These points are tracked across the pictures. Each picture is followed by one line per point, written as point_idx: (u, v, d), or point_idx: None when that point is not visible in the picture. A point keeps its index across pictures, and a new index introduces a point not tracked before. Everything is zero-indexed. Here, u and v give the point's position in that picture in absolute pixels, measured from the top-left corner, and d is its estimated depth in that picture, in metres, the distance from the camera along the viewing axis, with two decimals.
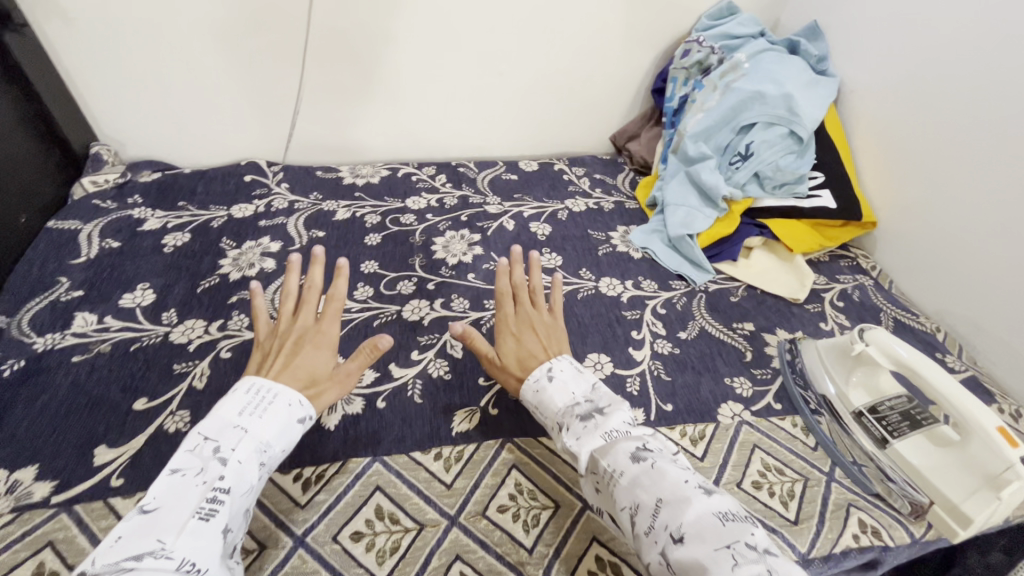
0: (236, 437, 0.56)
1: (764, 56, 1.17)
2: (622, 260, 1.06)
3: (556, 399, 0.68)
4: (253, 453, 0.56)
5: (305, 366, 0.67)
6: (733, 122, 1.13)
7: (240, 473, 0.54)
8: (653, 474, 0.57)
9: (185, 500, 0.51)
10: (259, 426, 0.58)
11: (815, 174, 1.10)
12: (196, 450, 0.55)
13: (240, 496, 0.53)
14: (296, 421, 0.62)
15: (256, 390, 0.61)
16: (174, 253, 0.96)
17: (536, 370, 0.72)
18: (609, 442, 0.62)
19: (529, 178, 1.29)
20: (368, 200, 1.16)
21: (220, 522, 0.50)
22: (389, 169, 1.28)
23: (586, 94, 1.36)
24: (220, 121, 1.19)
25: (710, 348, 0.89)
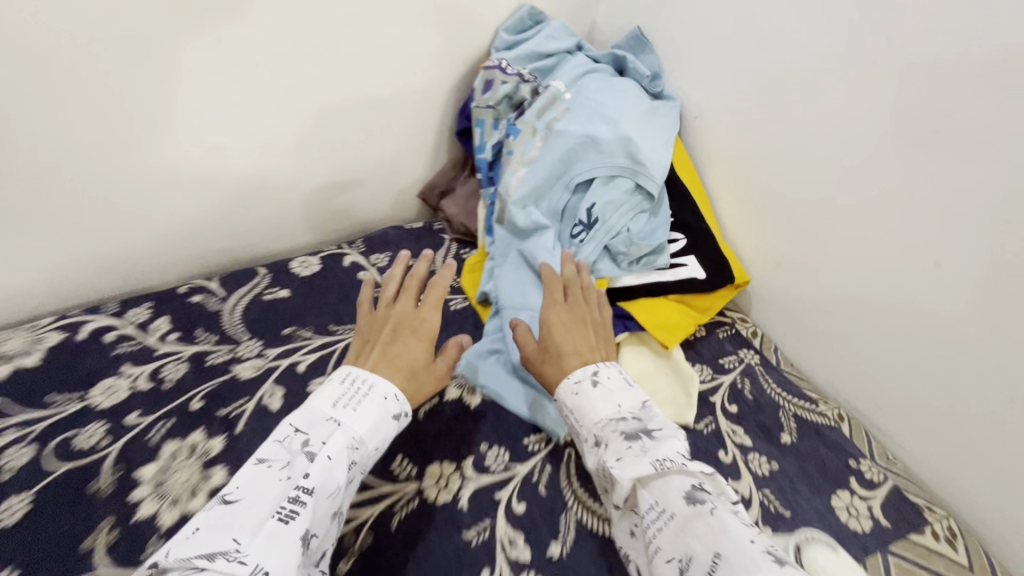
0: (328, 431, 0.55)
1: (587, 82, 0.90)
2: (455, 419, 0.73)
3: (597, 409, 0.63)
4: (343, 450, 0.54)
5: (402, 362, 0.64)
6: (567, 176, 0.84)
7: (326, 471, 0.52)
8: (710, 523, 0.51)
9: (268, 493, 0.50)
10: (351, 420, 0.56)
11: (677, 236, 0.87)
12: (286, 441, 0.54)
13: (321, 496, 0.51)
14: (390, 416, 0.60)
15: (351, 379, 0.60)
16: None
17: (579, 372, 0.66)
18: (657, 472, 0.56)
19: (307, 291, 0.88)
20: (13, 412, 0.67)
21: (301, 524, 0.48)
22: (58, 328, 0.77)
23: (369, 148, 0.96)
24: None
25: (596, 566, 0.62)
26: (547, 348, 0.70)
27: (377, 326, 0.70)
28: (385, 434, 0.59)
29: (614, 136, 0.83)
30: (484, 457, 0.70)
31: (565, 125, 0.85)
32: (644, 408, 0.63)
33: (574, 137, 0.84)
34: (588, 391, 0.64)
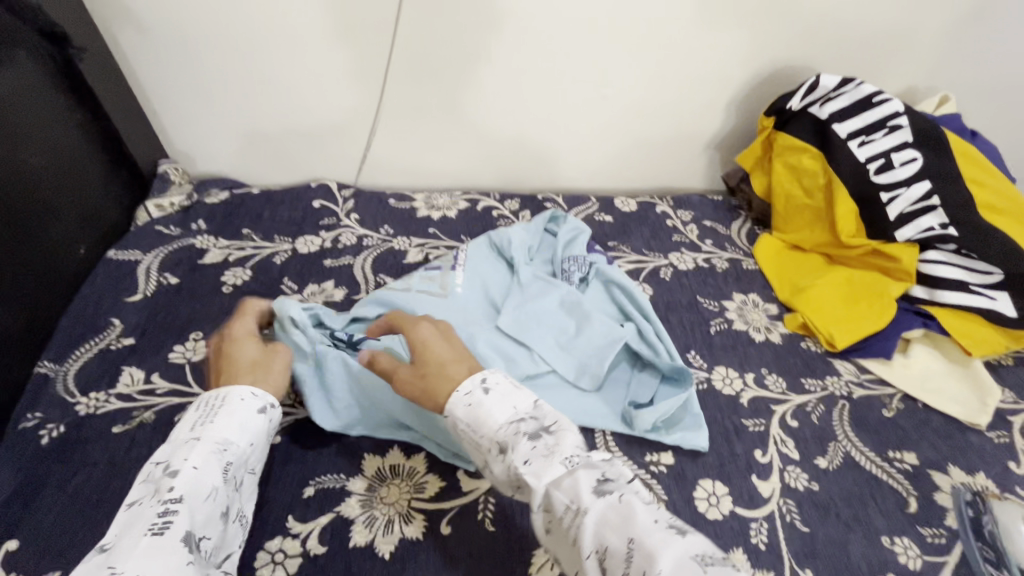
0: (188, 448, 0.54)
1: (525, 269, 0.89)
2: (740, 344, 0.87)
3: (494, 415, 0.54)
4: (209, 456, 0.54)
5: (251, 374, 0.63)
6: (540, 334, 0.79)
7: (195, 478, 0.52)
8: (620, 510, 0.46)
9: (140, 521, 0.48)
10: (210, 432, 0.56)
11: (993, 271, 0.84)
12: (151, 478, 0.52)
13: (198, 501, 0.51)
14: (256, 411, 0.59)
15: (208, 402, 0.59)
16: (233, 295, 0.88)
17: (466, 382, 0.57)
18: (567, 472, 0.49)
19: (626, 220, 1.10)
20: (442, 239, 1.04)
21: (180, 529, 0.49)
22: (468, 200, 1.13)
23: (702, 127, 1.15)
24: (296, 142, 1.12)
25: (863, 489, 0.69)
26: (426, 373, 0.59)
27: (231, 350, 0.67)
28: (257, 430, 0.59)
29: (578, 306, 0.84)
30: (764, 378, 0.82)
31: (483, 275, 0.88)
32: (539, 406, 0.56)
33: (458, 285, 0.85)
34: (480, 399, 0.55)
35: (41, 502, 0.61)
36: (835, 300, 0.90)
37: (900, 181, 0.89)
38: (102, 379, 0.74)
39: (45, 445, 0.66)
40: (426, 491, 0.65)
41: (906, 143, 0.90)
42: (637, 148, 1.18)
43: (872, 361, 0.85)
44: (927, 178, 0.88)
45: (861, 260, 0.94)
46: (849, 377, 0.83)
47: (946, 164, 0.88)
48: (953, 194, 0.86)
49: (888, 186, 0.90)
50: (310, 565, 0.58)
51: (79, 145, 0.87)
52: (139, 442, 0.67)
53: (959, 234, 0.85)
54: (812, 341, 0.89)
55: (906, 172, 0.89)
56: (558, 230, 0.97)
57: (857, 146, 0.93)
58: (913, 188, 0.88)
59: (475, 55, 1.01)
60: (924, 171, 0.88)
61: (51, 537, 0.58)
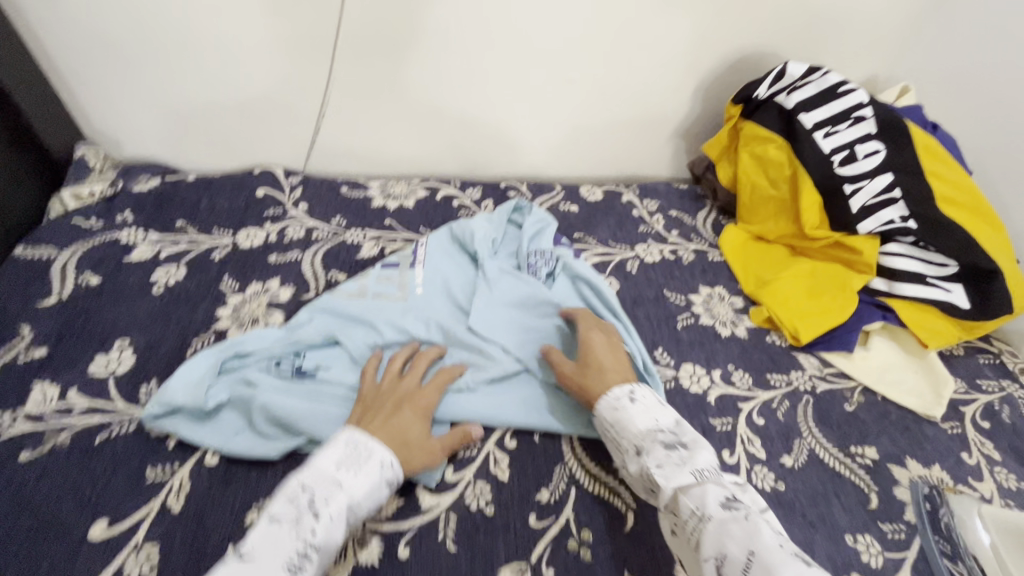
0: (333, 491, 0.53)
1: (489, 263, 0.84)
2: (706, 339, 0.86)
3: (638, 421, 0.61)
4: (344, 510, 0.53)
5: (395, 431, 0.60)
6: (499, 337, 0.76)
7: (330, 530, 0.51)
8: (746, 526, 0.50)
9: (275, 553, 0.49)
10: (353, 483, 0.55)
11: (949, 263, 0.85)
12: (296, 500, 0.52)
13: (324, 557, 0.51)
14: (385, 479, 0.57)
15: (354, 443, 0.58)
16: (165, 296, 0.80)
17: (617, 387, 0.65)
18: (696, 483, 0.54)
19: (591, 210, 1.07)
20: (399, 231, 0.97)
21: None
22: (427, 188, 1.07)
23: (668, 113, 1.12)
24: (235, 124, 1.02)
25: (826, 486, 0.69)
26: (587, 363, 0.69)
27: (380, 394, 0.65)
28: (382, 500, 0.57)
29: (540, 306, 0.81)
30: (731, 375, 0.81)
31: (440, 273, 0.83)
32: (680, 424, 0.62)
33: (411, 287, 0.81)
34: (627, 405, 0.62)
35: None
36: (799, 293, 0.90)
37: (863, 173, 0.89)
38: (9, 397, 0.65)
39: None
40: (383, 511, 0.61)
41: (869, 134, 0.89)
42: (603, 135, 1.14)
43: (834, 355, 0.85)
44: (890, 170, 0.87)
45: (823, 252, 0.94)
46: (812, 372, 0.83)
47: (908, 156, 0.87)
48: (914, 187, 0.86)
49: (852, 179, 0.89)
50: None
51: None
52: (54, 470, 0.59)
53: (919, 227, 0.85)
54: (777, 334, 0.88)
55: (870, 164, 0.89)
56: (522, 220, 0.93)
57: (822, 137, 0.92)
58: (876, 180, 0.88)
59: (429, 31, 0.93)
60: (887, 164, 0.88)
61: None
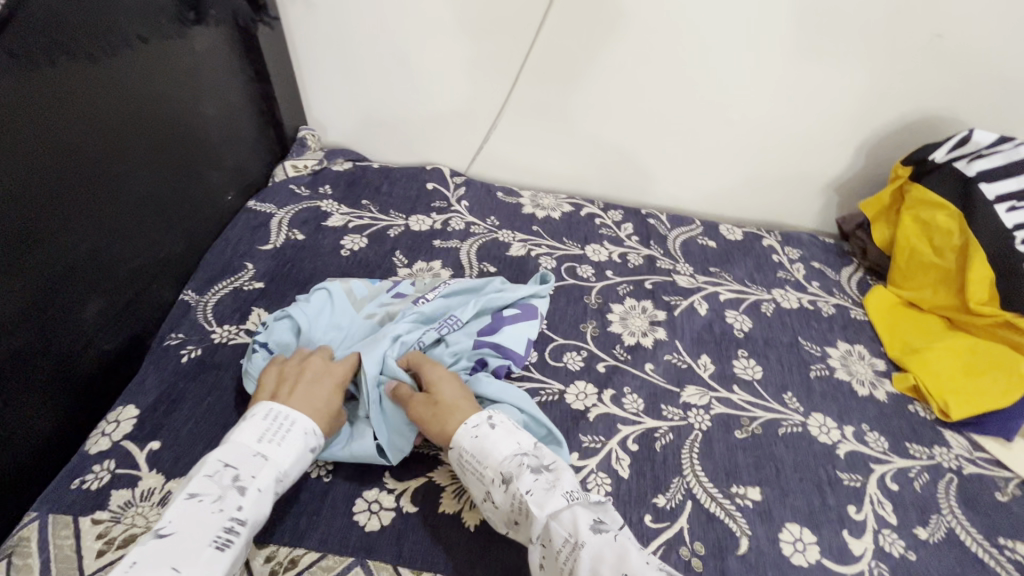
0: (258, 465, 0.56)
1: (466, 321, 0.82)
2: (841, 394, 0.84)
3: (496, 449, 0.60)
4: (273, 481, 0.57)
5: (311, 402, 0.63)
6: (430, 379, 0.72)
7: (258, 502, 0.55)
8: (617, 549, 0.50)
9: (201, 526, 0.51)
10: (277, 454, 0.57)
11: None
12: (218, 479, 0.54)
13: (252, 527, 0.54)
14: (311, 449, 0.61)
15: (275, 414, 0.60)
16: (350, 259, 0.94)
17: (474, 418, 0.63)
18: (566, 505, 0.54)
19: (730, 249, 1.09)
20: (545, 238, 1.06)
21: (234, 552, 0.51)
22: (572, 205, 1.15)
23: (825, 167, 1.11)
24: (420, 126, 1.18)
25: (966, 569, 0.65)
26: (438, 401, 0.65)
27: (290, 367, 0.67)
28: (306, 466, 0.60)
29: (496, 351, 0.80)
30: (864, 434, 0.78)
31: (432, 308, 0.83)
32: (539, 446, 0.62)
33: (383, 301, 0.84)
34: (487, 433, 0.60)
35: (178, 414, 0.68)
36: (954, 367, 0.85)
37: None
38: (234, 315, 0.81)
39: (185, 363, 0.74)
40: None
41: None
42: (752, 178, 1.15)
43: (989, 440, 0.79)
44: None
45: (988, 330, 0.88)
46: (960, 451, 0.78)
47: None
48: None
49: None
50: (402, 520, 0.62)
51: (243, 105, 0.97)
52: None
53: None
54: (921, 405, 0.84)
55: None
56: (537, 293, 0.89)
57: (1005, 211, 0.86)
58: None
59: (603, 63, 1.03)
60: None
61: (184, 446, 0.65)
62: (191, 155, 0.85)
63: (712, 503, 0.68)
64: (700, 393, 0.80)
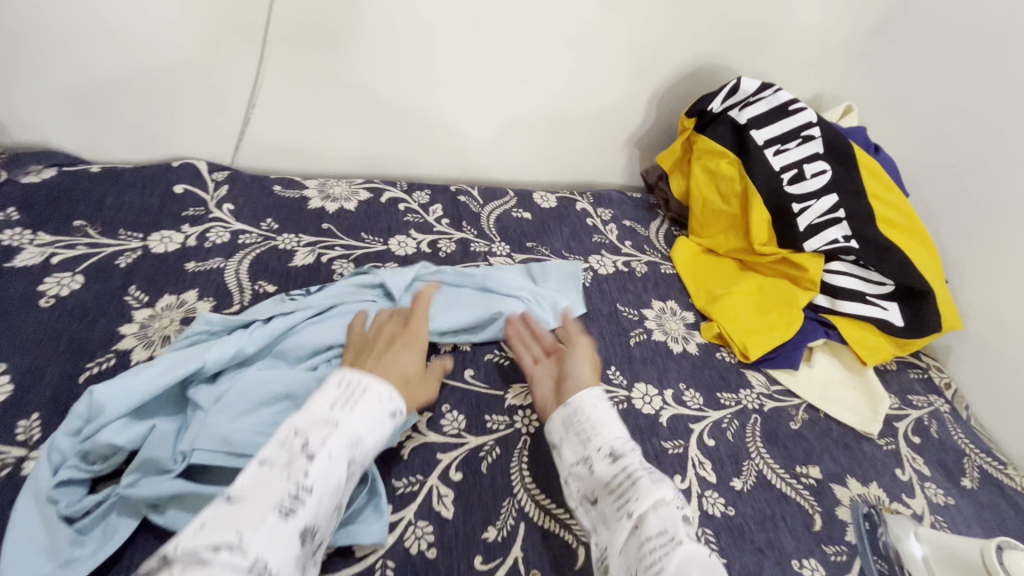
0: (326, 432, 0.53)
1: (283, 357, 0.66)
2: (658, 356, 0.84)
3: (616, 428, 0.62)
4: (343, 448, 0.53)
5: (397, 371, 0.63)
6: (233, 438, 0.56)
7: (328, 470, 0.50)
8: (710, 564, 0.49)
9: (269, 493, 0.47)
10: (348, 420, 0.55)
11: (885, 283, 0.88)
12: (291, 446, 0.51)
13: (322, 494, 0.49)
14: (386, 415, 0.58)
15: (347, 381, 0.58)
16: (56, 310, 0.69)
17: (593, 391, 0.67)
18: (671, 506, 0.54)
19: (545, 218, 1.03)
20: (339, 237, 0.89)
21: (301, 520, 0.47)
22: (370, 190, 0.99)
23: (623, 121, 1.09)
24: (150, 111, 0.91)
25: (772, 507, 0.69)
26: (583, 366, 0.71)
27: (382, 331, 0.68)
28: (385, 434, 0.57)
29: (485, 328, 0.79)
30: (682, 394, 0.80)
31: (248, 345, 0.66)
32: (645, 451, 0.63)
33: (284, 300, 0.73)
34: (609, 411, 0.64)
35: None
36: (748, 307, 0.90)
37: (811, 193, 0.89)
38: None
39: None
40: None
41: (817, 154, 0.89)
42: (557, 139, 1.10)
43: (780, 372, 0.86)
44: (835, 190, 0.88)
45: (770, 267, 0.95)
46: (760, 389, 0.83)
47: (854, 178, 0.88)
48: (858, 209, 0.87)
49: (800, 197, 0.90)
50: None
51: None
52: None
53: (859, 247, 0.87)
54: (726, 351, 0.88)
55: (817, 183, 0.89)
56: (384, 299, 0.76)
57: (772, 155, 0.91)
58: (821, 200, 0.88)
59: (370, 21, 0.87)
60: (833, 184, 0.88)
61: None
62: None
63: (546, 519, 0.62)
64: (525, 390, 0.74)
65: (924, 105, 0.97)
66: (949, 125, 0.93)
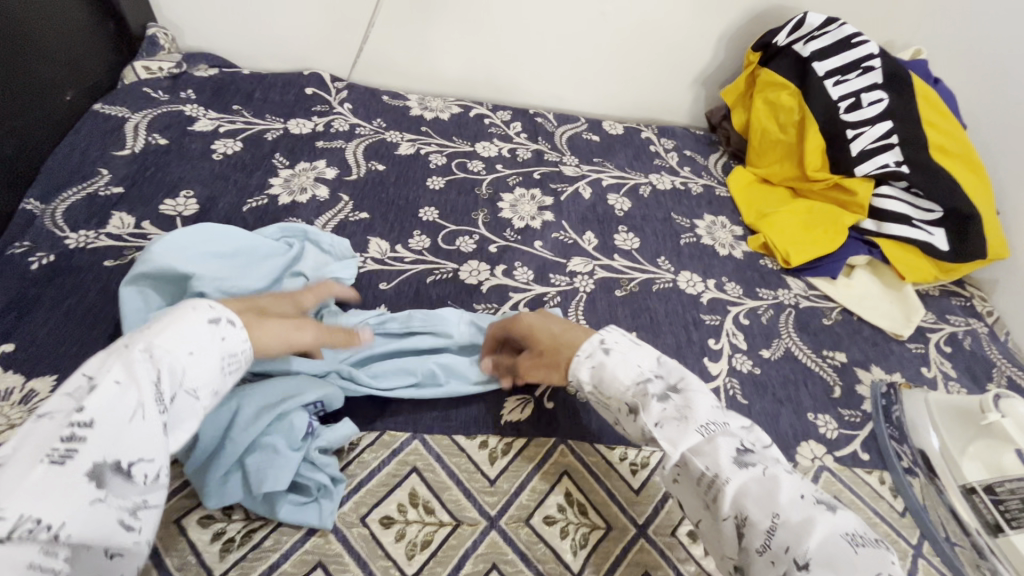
0: (117, 358, 0.46)
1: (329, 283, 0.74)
2: (705, 255, 0.94)
3: (620, 375, 0.59)
4: (139, 369, 0.46)
5: (278, 336, 0.58)
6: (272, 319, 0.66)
7: (116, 396, 0.44)
8: (763, 482, 0.50)
9: (43, 436, 0.41)
10: (142, 339, 0.48)
11: (934, 208, 0.93)
12: (76, 388, 0.44)
13: (114, 425, 0.43)
14: (201, 326, 0.51)
15: (172, 310, 0.52)
16: (224, 162, 0.88)
17: (586, 344, 0.62)
18: (705, 441, 0.53)
19: (612, 141, 1.15)
20: (434, 137, 1.05)
21: (85, 461, 0.41)
22: (461, 106, 1.15)
23: (693, 59, 1.18)
24: (291, 28, 1.10)
25: (797, 375, 0.79)
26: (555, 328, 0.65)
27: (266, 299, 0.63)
28: (201, 344, 0.51)
29: (433, 383, 0.65)
30: (724, 284, 0.90)
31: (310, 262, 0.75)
32: (662, 364, 0.61)
33: (320, 246, 0.77)
34: (603, 361, 0.60)
35: (33, 319, 0.63)
36: (795, 224, 0.98)
37: (866, 120, 0.95)
38: (91, 220, 0.74)
39: (36, 270, 0.67)
40: None
41: (875, 84, 0.96)
42: (630, 73, 1.20)
43: (820, 280, 0.94)
44: (890, 118, 0.94)
45: (821, 193, 1.02)
46: (797, 291, 0.92)
47: (910, 107, 0.94)
48: (911, 135, 0.93)
49: (855, 124, 0.96)
50: None
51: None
52: None
53: (911, 172, 0.93)
54: (770, 260, 0.97)
55: (873, 112, 0.95)
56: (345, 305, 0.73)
57: (832, 85, 0.98)
58: (876, 127, 0.95)
59: None
60: (889, 111, 0.94)
61: (46, 349, 0.61)
62: (12, 37, 0.73)
63: None
64: (584, 262, 0.88)
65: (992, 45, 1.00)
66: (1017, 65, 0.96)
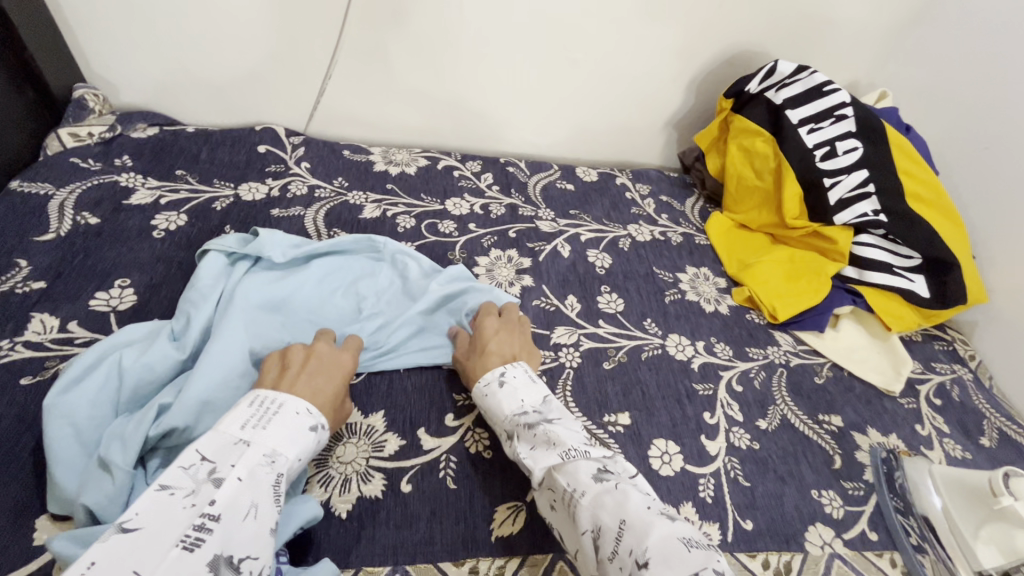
0: (239, 452, 0.49)
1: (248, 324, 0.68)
2: (691, 313, 0.91)
3: (504, 406, 0.62)
4: (260, 464, 0.49)
5: (320, 392, 0.59)
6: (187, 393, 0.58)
7: (242, 490, 0.46)
8: (616, 496, 0.51)
9: (172, 522, 0.42)
10: (263, 436, 0.51)
11: (913, 255, 0.92)
12: (197, 476, 0.46)
13: (236, 519, 0.44)
14: (308, 427, 0.55)
15: (260, 401, 0.54)
16: (166, 240, 0.79)
17: (488, 373, 0.66)
18: (565, 461, 0.55)
19: (587, 190, 1.11)
20: (401, 196, 0.98)
21: (210, 550, 0.42)
22: (427, 158, 1.09)
23: (664, 103, 1.16)
24: (240, 81, 1.02)
25: (795, 445, 0.75)
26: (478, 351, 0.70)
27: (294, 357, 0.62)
28: (309, 445, 0.54)
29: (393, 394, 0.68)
30: (713, 346, 0.86)
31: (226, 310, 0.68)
32: (546, 402, 0.63)
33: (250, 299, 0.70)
34: (495, 391, 0.63)
35: None
36: (778, 275, 0.96)
37: (842, 168, 0.94)
38: (6, 325, 0.64)
39: None
40: (386, 449, 0.63)
41: (849, 132, 0.95)
42: (600, 118, 1.17)
43: (807, 334, 0.91)
44: (866, 167, 0.93)
45: (800, 241, 1.01)
46: (786, 347, 0.89)
47: (884, 155, 0.93)
48: (888, 183, 0.92)
49: (831, 173, 0.95)
50: None
51: None
52: None
53: (889, 221, 0.92)
54: (755, 313, 0.94)
55: (848, 160, 0.94)
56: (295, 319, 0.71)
57: (806, 133, 0.97)
58: (852, 175, 0.94)
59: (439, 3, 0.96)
60: (864, 160, 0.94)
61: None
62: None
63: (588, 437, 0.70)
64: (568, 333, 0.82)
65: (955, 89, 1.02)
66: (983, 111, 0.97)
